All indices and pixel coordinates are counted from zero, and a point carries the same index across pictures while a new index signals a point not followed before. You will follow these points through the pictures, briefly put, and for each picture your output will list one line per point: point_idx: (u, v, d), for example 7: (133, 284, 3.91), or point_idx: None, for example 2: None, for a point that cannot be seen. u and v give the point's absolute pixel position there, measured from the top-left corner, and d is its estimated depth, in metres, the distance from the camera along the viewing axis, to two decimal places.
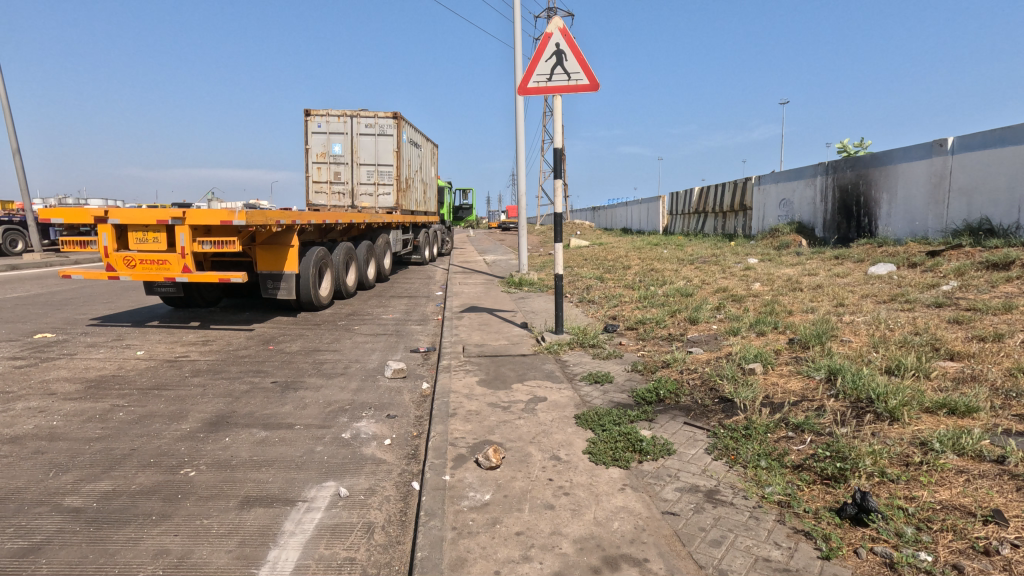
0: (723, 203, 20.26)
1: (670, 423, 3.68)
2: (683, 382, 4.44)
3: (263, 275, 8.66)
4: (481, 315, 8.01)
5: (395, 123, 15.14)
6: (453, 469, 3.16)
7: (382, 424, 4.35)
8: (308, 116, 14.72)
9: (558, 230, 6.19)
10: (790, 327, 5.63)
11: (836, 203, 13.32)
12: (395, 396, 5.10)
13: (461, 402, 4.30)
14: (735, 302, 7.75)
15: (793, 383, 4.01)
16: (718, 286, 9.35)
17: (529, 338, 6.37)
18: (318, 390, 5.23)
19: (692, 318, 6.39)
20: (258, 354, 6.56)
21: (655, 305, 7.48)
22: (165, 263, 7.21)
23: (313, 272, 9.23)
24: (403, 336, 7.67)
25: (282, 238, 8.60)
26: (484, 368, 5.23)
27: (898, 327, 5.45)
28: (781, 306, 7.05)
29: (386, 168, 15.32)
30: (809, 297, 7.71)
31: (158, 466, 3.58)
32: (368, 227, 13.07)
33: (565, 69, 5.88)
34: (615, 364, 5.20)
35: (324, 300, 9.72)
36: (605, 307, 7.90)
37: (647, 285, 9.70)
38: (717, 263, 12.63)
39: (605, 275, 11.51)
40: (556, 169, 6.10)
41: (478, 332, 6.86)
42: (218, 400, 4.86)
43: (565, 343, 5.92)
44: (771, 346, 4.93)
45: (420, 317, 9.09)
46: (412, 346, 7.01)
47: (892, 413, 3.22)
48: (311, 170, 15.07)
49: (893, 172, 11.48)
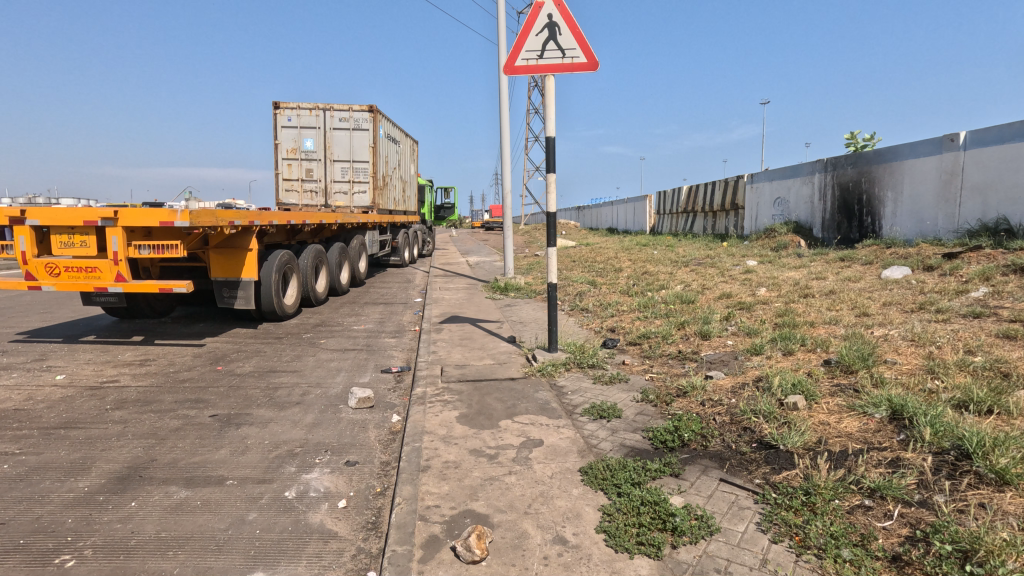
0: (713, 202, 19.67)
1: (704, 482, 2.87)
2: (708, 419, 3.64)
3: (217, 282, 7.72)
4: (463, 327, 7.15)
5: (370, 117, 14.18)
6: (423, 566, 2.31)
7: (338, 477, 3.48)
8: (277, 109, 13.73)
9: (551, 232, 5.34)
10: (820, 344, 4.88)
11: (835, 202, 12.71)
12: (358, 433, 4.22)
13: (436, 449, 3.45)
14: (744, 311, 7.00)
15: (850, 425, 3.23)
16: (721, 292, 8.62)
17: (518, 357, 5.54)
18: (264, 427, 4.32)
19: (703, 332, 5.61)
20: (202, 377, 5.62)
21: (658, 314, 6.70)
22: (95, 271, 6.24)
23: (276, 277, 8.25)
24: (375, 351, 6.78)
25: (240, 241, 7.66)
26: (465, 398, 4.38)
27: (945, 343, 4.71)
28: (798, 317, 6.31)
29: (361, 165, 14.36)
30: (825, 305, 6.99)
31: (25, 553, 2.66)
32: (341, 228, 12.14)
33: (558, 44, 5.06)
34: (621, 393, 4.39)
35: (290, 309, 8.77)
36: (601, 317, 7.09)
37: (643, 291, 8.91)
38: (714, 265, 11.92)
39: (597, 280, 10.73)
40: (548, 163, 5.27)
41: (459, 349, 6.00)
42: (136, 445, 3.93)
43: (560, 363, 5.09)
44: (807, 371, 4.15)
45: (396, 328, 8.20)
46: (383, 365, 6.13)
47: (1002, 477, 2.45)
48: (280, 167, 14.06)
49: (899, 169, 10.87)
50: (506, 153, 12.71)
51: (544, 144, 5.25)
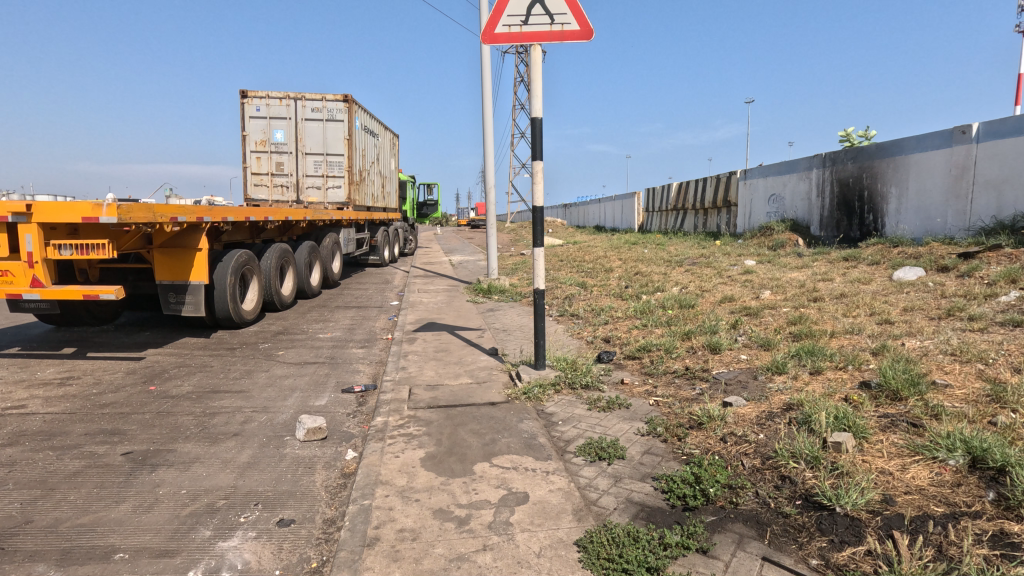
0: (704, 199, 19.08)
1: (744, 566, 2.15)
2: (734, 462, 2.92)
3: (163, 286, 6.86)
4: (440, 337, 6.37)
5: (346, 107, 13.30)
6: None
7: (264, 546, 2.68)
8: (244, 98, 12.81)
9: (537, 230, 4.59)
10: (850, 360, 4.20)
11: (834, 199, 12.14)
12: (301, 477, 3.42)
13: (391, 509, 2.68)
14: (752, 318, 6.32)
15: (922, 477, 2.52)
16: (722, 295, 7.95)
17: (500, 375, 4.78)
18: (185, 469, 3.51)
19: (711, 344, 4.90)
20: (129, 400, 4.78)
21: (658, 322, 5.99)
22: (7, 276, 5.43)
23: (231, 280, 7.40)
24: (338, 365, 5.97)
25: (189, 239, 6.82)
26: (433, 432, 3.61)
27: (995, 358, 4.04)
28: (813, 326, 5.65)
29: (336, 158, 13.48)
30: (840, 311, 6.34)
31: None
32: (312, 226, 11.29)
33: (546, 9, 4.30)
34: (622, 424, 3.66)
35: (249, 315, 7.91)
36: (593, 325, 6.36)
37: (637, 294, 8.23)
38: (710, 265, 11.28)
39: (588, 281, 10.01)
40: (533, 149, 4.51)
41: (432, 364, 5.22)
42: (13, 499, 3.10)
43: (548, 384, 4.34)
44: (844, 398, 3.46)
45: (366, 336, 7.39)
46: (346, 383, 5.34)
47: None
48: (249, 160, 13.14)
49: (903, 164, 10.28)
50: (490, 147, 11.94)
51: (530, 127, 4.49)
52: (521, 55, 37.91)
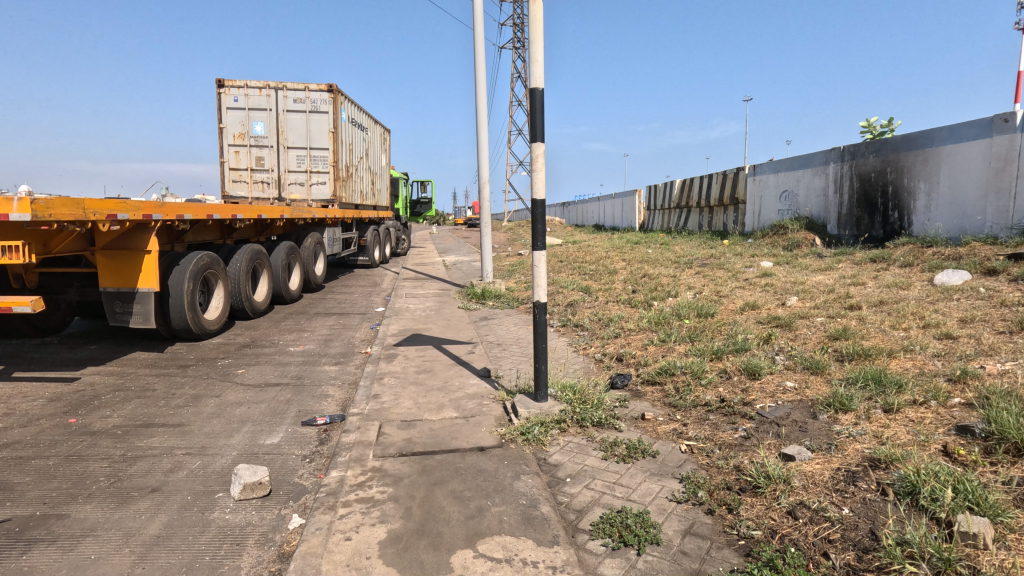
0: (709, 196, 18.23)
1: None
2: (820, 562, 2.06)
3: (108, 293, 6.00)
4: (425, 353, 5.52)
5: (330, 98, 12.42)
6: None
7: None
8: (220, 88, 11.90)
9: (537, 230, 3.72)
10: (930, 392, 3.34)
11: (854, 195, 11.33)
12: (222, 561, 2.54)
13: None
14: (785, 332, 5.46)
15: None
16: (743, 301, 7.11)
17: (492, 407, 3.90)
18: (69, 549, 2.62)
19: (748, 367, 4.04)
20: (38, 437, 3.89)
21: (679, 336, 5.13)
22: None
23: (189, 287, 6.50)
24: (304, 388, 5.09)
25: (138, 240, 5.95)
26: (402, 495, 2.74)
27: None
28: (861, 342, 4.79)
29: (320, 152, 12.58)
30: (887, 322, 5.48)
31: None
32: (291, 224, 10.40)
33: None
34: (649, 484, 2.79)
35: (213, 326, 7.02)
36: (602, 339, 5.51)
37: (647, 300, 7.39)
38: (722, 267, 10.44)
39: (591, 285, 9.16)
40: (533, 129, 3.66)
41: (411, 391, 4.34)
42: None
43: (551, 422, 3.49)
44: (947, 452, 2.59)
45: (342, 350, 6.50)
46: (309, 411, 4.47)
47: None
48: (226, 155, 12.21)
49: (934, 157, 9.46)
50: (483, 140, 11.08)
51: (529, 101, 3.64)
52: (518, 50, 36.87)
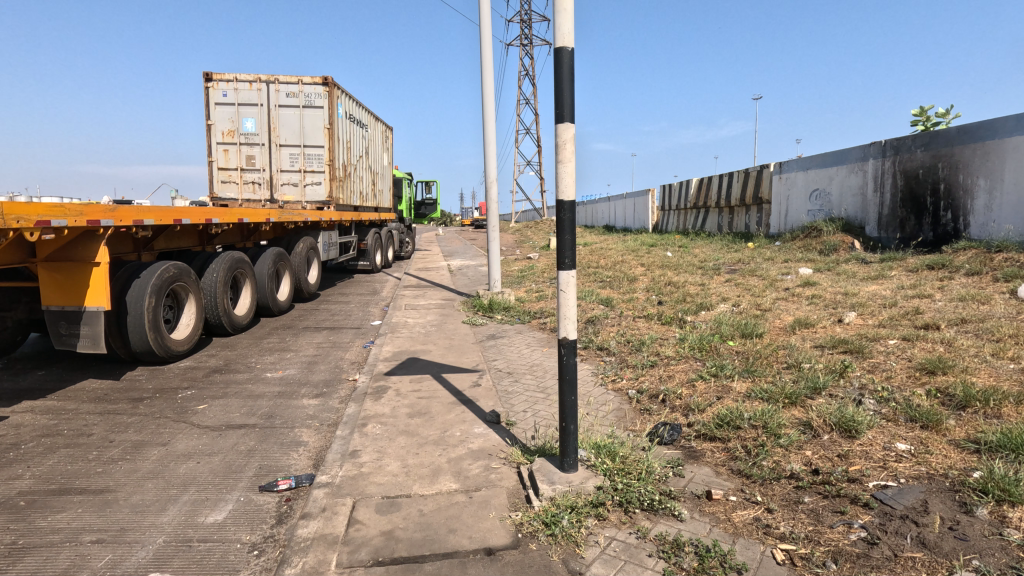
0: (729, 195, 17.19)
1: None
2: None
3: (52, 312, 5.13)
4: (421, 387, 4.56)
5: (325, 92, 11.54)
6: None
7: None
8: (208, 82, 11.02)
9: (565, 245, 2.77)
10: None
11: (897, 194, 10.30)
12: None
13: None
14: (860, 361, 4.45)
15: None
16: (793, 318, 6.11)
17: (503, 476, 2.95)
18: None
19: (842, 422, 3.06)
20: None
21: (734, 369, 4.15)
22: None
23: (152, 304, 5.60)
24: (273, 431, 4.16)
25: (85, 251, 5.04)
26: None
27: None
28: (967, 378, 3.78)
29: (315, 150, 11.69)
30: (984, 348, 4.46)
31: None
32: (280, 228, 9.50)
33: None
34: None
35: (180, 347, 6.12)
36: (635, 369, 4.54)
37: (679, 315, 6.40)
38: (756, 274, 9.42)
39: (612, 296, 8.19)
40: (561, 105, 2.72)
41: (399, 446, 3.40)
42: None
43: (586, 507, 2.53)
44: None
45: (326, 376, 5.58)
46: (273, 468, 3.54)
47: None
48: (214, 154, 11.32)
49: (996, 151, 8.42)
50: (491, 136, 10.13)
51: (558, 66, 2.71)
52: (523, 46, 35.80)
